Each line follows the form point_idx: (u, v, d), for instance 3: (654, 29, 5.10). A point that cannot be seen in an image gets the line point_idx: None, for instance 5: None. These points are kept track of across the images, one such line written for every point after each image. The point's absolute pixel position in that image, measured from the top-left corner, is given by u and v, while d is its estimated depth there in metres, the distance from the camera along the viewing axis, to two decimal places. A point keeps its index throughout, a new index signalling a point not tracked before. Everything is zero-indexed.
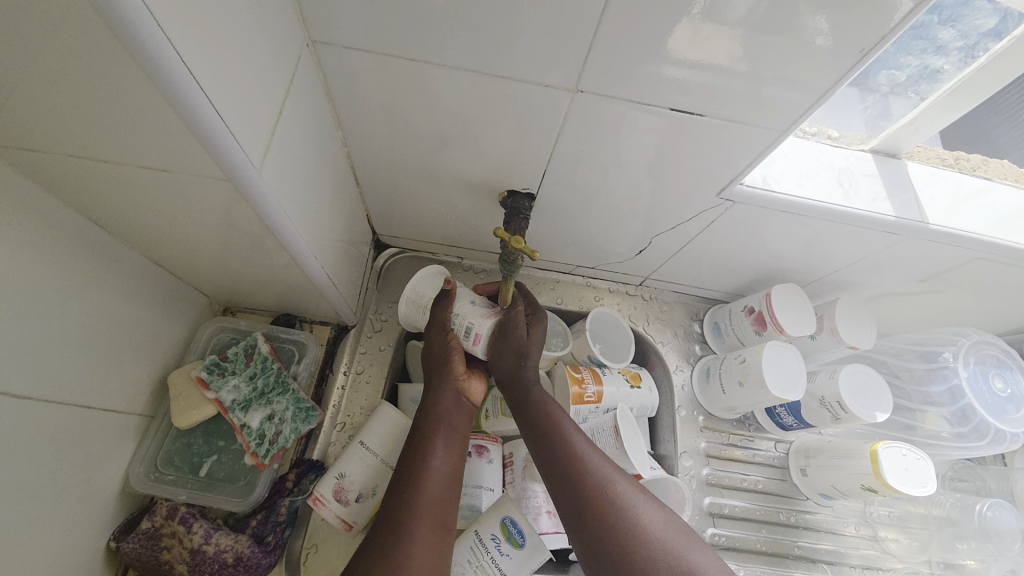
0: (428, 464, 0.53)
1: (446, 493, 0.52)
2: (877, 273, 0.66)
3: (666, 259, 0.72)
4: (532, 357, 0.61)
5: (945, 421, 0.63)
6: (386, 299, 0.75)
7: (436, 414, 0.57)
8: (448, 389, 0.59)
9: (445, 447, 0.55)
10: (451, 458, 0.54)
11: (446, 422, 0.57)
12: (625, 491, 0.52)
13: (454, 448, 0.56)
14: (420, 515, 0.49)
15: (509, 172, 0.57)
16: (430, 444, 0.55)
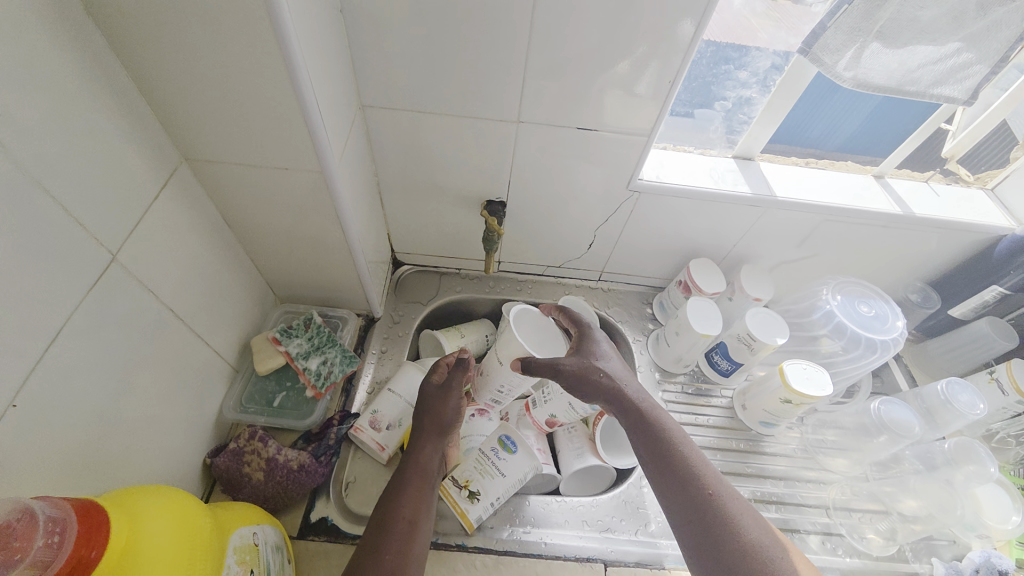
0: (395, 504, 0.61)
1: (407, 528, 0.59)
2: (764, 243, 0.91)
3: (612, 251, 0.96)
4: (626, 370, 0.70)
5: (831, 339, 0.83)
6: (403, 300, 0.99)
7: (417, 466, 0.66)
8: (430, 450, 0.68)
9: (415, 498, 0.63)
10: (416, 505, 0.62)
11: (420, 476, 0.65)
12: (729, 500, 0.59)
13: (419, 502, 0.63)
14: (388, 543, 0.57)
15: (488, 187, 0.84)
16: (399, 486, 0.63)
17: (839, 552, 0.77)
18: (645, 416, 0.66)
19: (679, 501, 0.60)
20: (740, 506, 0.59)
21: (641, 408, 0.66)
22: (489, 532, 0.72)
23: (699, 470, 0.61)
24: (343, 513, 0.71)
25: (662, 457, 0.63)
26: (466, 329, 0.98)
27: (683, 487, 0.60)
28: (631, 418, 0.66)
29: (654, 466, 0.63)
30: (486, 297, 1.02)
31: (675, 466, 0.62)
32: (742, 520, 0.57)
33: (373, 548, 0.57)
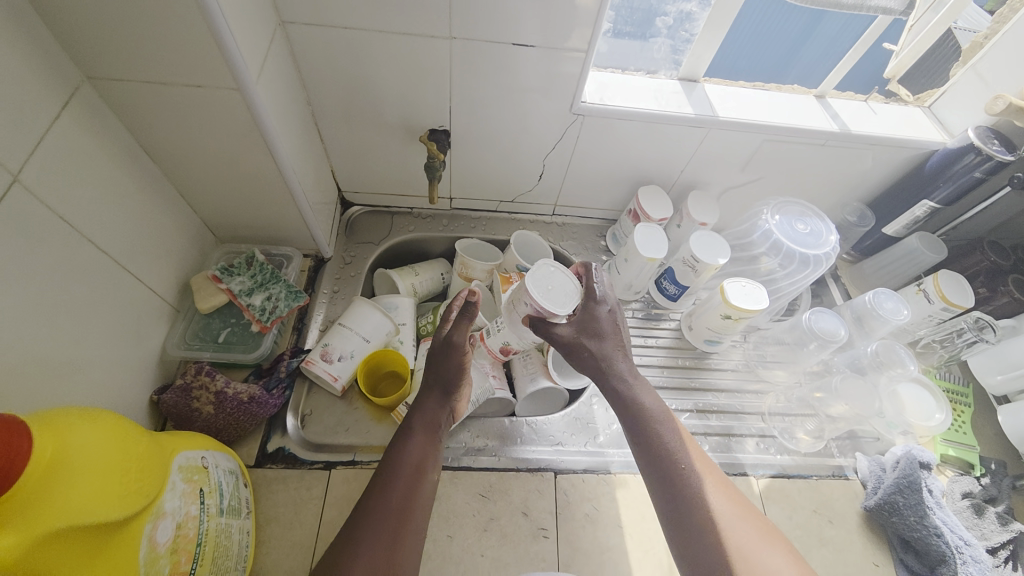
0: (402, 456, 0.62)
1: (415, 476, 0.60)
2: (710, 167, 0.92)
3: (562, 182, 0.96)
4: (622, 352, 0.69)
5: (770, 258, 0.87)
6: (354, 241, 0.98)
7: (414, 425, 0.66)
8: (429, 400, 0.69)
9: (414, 451, 0.63)
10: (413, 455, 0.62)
11: (420, 433, 0.65)
12: (717, 501, 0.58)
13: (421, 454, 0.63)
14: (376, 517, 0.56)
15: (430, 114, 0.81)
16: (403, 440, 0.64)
17: (772, 451, 0.84)
18: (659, 436, 0.62)
19: (684, 519, 0.57)
20: (735, 510, 0.57)
21: (655, 426, 0.63)
22: (445, 451, 0.75)
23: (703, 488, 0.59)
24: (301, 443, 0.73)
25: (672, 477, 0.59)
26: (420, 267, 0.98)
27: (673, 481, 0.59)
28: (650, 439, 0.62)
29: (670, 488, 0.59)
30: (440, 235, 1.02)
31: (682, 484, 0.59)
32: (719, 503, 0.57)
33: (374, 499, 0.58)
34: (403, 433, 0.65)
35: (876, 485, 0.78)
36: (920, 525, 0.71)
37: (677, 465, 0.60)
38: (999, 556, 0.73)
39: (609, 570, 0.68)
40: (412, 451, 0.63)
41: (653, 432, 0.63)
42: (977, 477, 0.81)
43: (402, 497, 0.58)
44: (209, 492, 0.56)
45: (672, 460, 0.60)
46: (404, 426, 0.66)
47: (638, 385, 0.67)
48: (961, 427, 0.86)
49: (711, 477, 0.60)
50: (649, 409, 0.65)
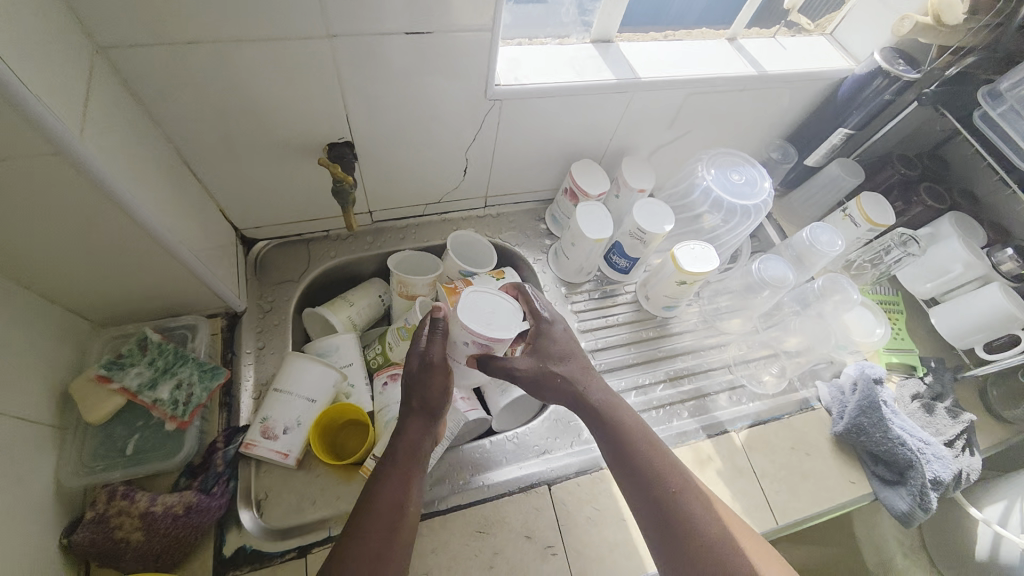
0: (381, 494, 0.56)
1: (396, 515, 0.54)
2: (638, 130, 0.88)
3: (490, 173, 0.88)
4: (599, 378, 0.67)
5: (712, 215, 0.87)
6: (269, 283, 0.84)
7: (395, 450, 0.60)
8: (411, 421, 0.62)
9: (398, 481, 0.57)
10: (398, 487, 0.56)
11: (401, 458, 0.59)
12: (709, 527, 0.56)
13: (404, 486, 0.57)
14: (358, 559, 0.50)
15: (324, 126, 0.68)
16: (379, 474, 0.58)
17: (744, 401, 0.86)
18: (648, 464, 0.59)
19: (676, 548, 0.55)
20: (723, 529, 0.56)
21: (645, 454, 0.60)
22: (430, 495, 0.69)
23: (695, 517, 0.56)
24: (263, 534, 0.64)
25: (662, 505, 0.57)
26: (354, 294, 0.88)
27: (663, 511, 0.57)
28: (637, 467, 0.59)
29: (662, 517, 0.57)
30: (367, 254, 0.91)
31: (673, 515, 0.57)
32: (713, 529, 0.56)
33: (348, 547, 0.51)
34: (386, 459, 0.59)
35: (840, 411, 0.82)
36: (886, 439, 0.77)
37: (663, 488, 0.58)
38: (958, 447, 0.82)
39: (623, 568, 0.67)
40: (388, 486, 0.56)
41: (642, 459, 0.60)
42: (920, 377, 0.89)
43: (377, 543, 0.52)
44: None
45: (662, 490, 0.58)
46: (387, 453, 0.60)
47: (621, 410, 0.64)
48: (900, 334, 0.92)
49: (704, 501, 0.58)
50: (637, 435, 0.62)
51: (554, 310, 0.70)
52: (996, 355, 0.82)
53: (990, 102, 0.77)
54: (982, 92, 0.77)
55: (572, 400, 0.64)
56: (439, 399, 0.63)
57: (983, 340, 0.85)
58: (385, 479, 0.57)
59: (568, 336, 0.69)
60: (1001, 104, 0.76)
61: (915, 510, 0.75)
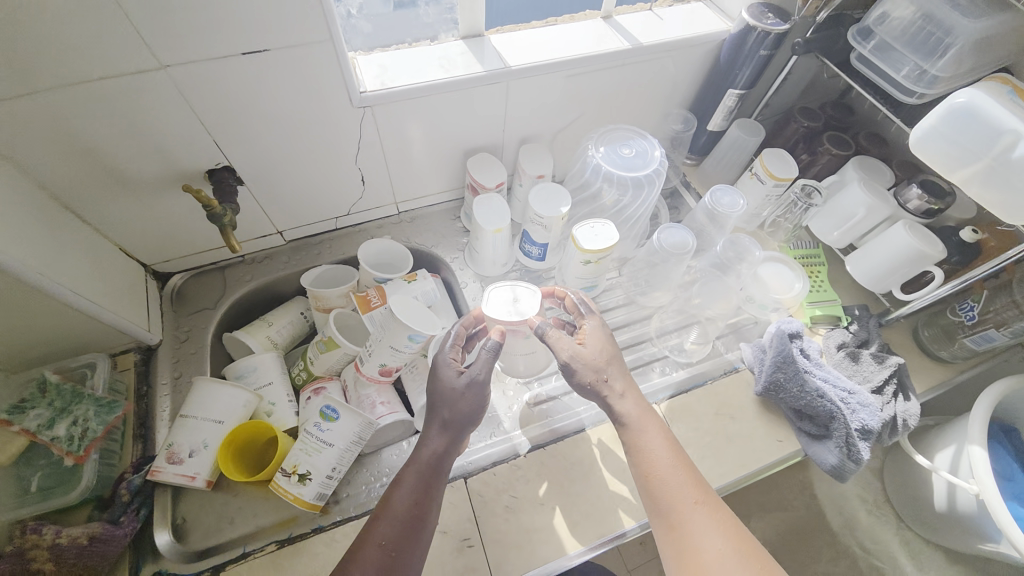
0: (393, 503, 0.61)
1: (414, 524, 0.59)
2: (529, 119, 0.89)
3: (390, 180, 0.89)
4: (634, 395, 0.69)
5: (611, 190, 0.86)
6: (186, 313, 0.86)
7: (414, 458, 0.65)
8: (430, 439, 0.66)
9: (409, 487, 0.62)
10: (406, 497, 0.61)
11: (416, 469, 0.64)
12: (716, 543, 0.59)
13: (416, 497, 0.61)
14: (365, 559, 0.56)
15: (198, 155, 0.70)
16: (405, 480, 0.62)
17: (668, 372, 0.86)
18: (666, 477, 0.63)
19: (681, 555, 0.59)
20: (723, 540, 0.59)
21: (670, 464, 0.64)
22: (346, 501, 0.70)
23: (704, 533, 0.59)
24: (179, 557, 0.65)
25: (670, 517, 0.61)
26: (273, 314, 0.89)
27: (676, 522, 0.61)
28: (660, 480, 0.63)
29: (671, 530, 0.61)
30: (284, 275, 0.93)
31: (682, 522, 0.60)
32: (719, 546, 0.58)
33: (369, 551, 0.56)
34: (402, 470, 0.64)
35: (760, 369, 0.82)
36: (805, 393, 0.76)
37: (681, 502, 0.61)
38: (887, 392, 0.81)
39: (542, 552, 0.67)
40: (408, 494, 0.61)
41: (664, 473, 0.63)
42: (846, 327, 0.88)
43: (392, 548, 0.57)
44: None
45: (676, 503, 0.61)
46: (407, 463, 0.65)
47: (649, 427, 0.67)
48: (820, 286, 0.93)
49: (718, 522, 0.60)
50: (659, 449, 0.65)
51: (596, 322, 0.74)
52: (912, 296, 0.82)
53: (860, 40, 0.77)
54: (851, 31, 0.78)
55: (597, 401, 0.70)
56: (467, 416, 0.66)
57: (900, 281, 0.84)
58: (398, 488, 0.62)
59: (592, 347, 0.70)
60: (871, 40, 0.76)
61: (843, 462, 0.75)
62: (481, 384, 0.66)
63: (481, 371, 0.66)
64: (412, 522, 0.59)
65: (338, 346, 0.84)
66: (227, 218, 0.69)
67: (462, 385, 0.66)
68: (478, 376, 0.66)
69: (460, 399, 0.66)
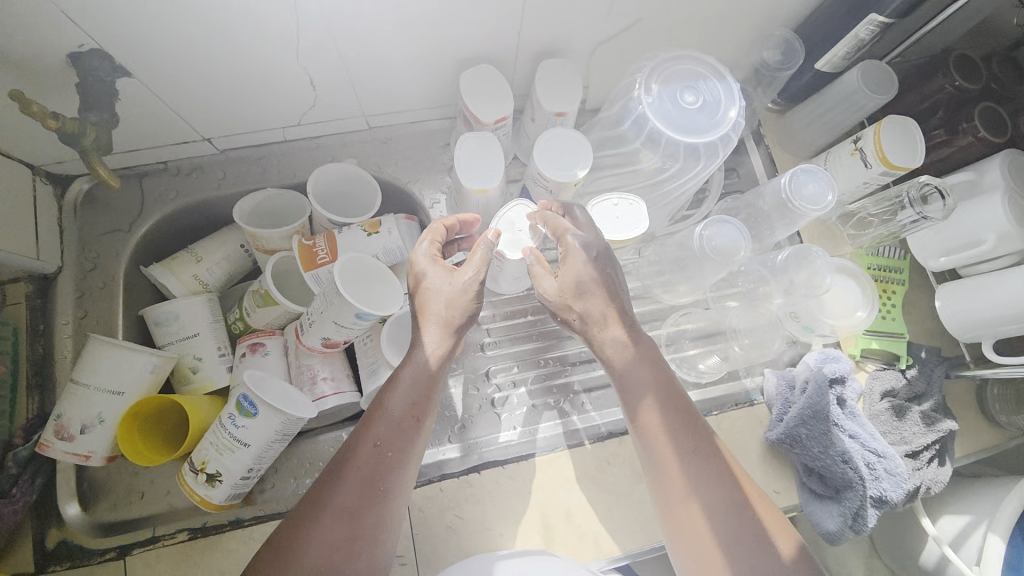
0: (384, 406, 0.53)
1: (410, 426, 0.52)
2: (557, 22, 0.60)
3: (351, 87, 0.65)
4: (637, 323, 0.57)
5: (651, 152, 0.61)
6: (94, 232, 0.69)
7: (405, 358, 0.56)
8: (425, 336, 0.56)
9: (402, 387, 0.54)
10: (399, 399, 0.53)
11: (411, 371, 0.55)
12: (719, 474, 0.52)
13: (407, 401, 0.53)
14: (356, 461, 0.50)
15: (42, 25, 0.46)
16: (401, 378, 0.54)
17: None
18: (677, 406, 0.54)
19: (689, 484, 0.52)
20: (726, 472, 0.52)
21: (675, 393, 0.55)
22: (271, 492, 0.62)
23: (714, 460, 0.52)
24: (86, 528, 0.59)
25: (678, 446, 0.53)
26: (202, 245, 0.72)
27: (683, 452, 0.52)
28: (664, 408, 0.54)
29: (673, 460, 0.53)
30: (217, 196, 0.73)
31: (687, 449, 0.53)
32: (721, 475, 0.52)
33: (361, 452, 0.50)
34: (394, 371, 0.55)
35: (781, 411, 0.67)
36: (824, 455, 0.63)
37: (692, 430, 0.53)
38: (922, 458, 0.67)
39: None
40: (405, 397, 0.53)
41: (674, 402, 0.54)
42: (903, 371, 0.71)
43: (387, 450, 0.51)
44: None
45: (682, 429, 0.53)
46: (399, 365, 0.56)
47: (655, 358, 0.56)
48: (889, 312, 0.73)
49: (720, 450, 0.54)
50: (666, 376, 0.55)
51: (580, 242, 0.55)
52: (1006, 361, 0.63)
53: None
54: None
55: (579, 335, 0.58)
56: (465, 320, 0.57)
57: (996, 337, 0.64)
58: (393, 388, 0.54)
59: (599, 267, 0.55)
60: None
61: (843, 531, 0.63)
62: (477, 287, 0.56)
63: (477, 269, 0.56)
64: (410, 423, 0.52)
65: (277, 304, 0.69)
66: (87, 138, 0.57)
67: (467, 281, 0.56)
68: (472, 279, 0.56)
69: (455, 296, 0.56)
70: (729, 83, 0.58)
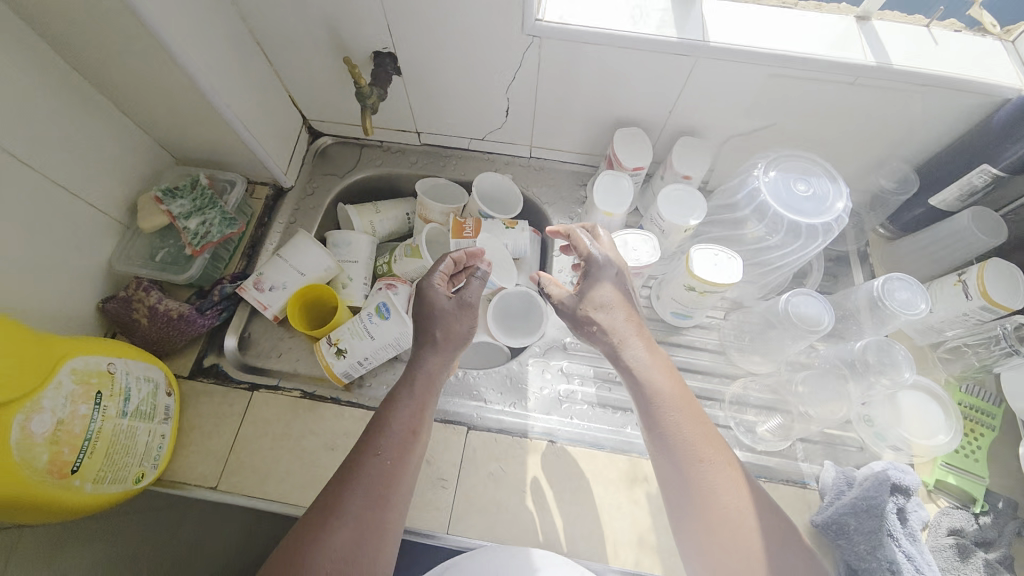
0: (390, 417, 0.59)
1: (408, 439, 0.57)
2: (703, 109, 0.76)
3: (531, 121, 0.86)
4: (639, 326, 0.63)
5: (757, 223, 0.73)
6: (320, 172, 0.96)
7: (412, 368, 0.63)
8: (430, 354, 0.63)
9: (405, 405, 0.60)
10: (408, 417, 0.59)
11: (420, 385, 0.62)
12: (732, 494, 0.53)
13: (412, 412, 0.60)
14: (362, 480, 0.54)
15: (372, 33, 0.73)
16: (402, 397, 0.60)
17: None
18: (679, 423, 0.56)
19: (699, 503, 0.53)
20: (738, 489, 0.53)
21: (676, 410, 0.56)
22: (366, 390, 0.76)
23: (723, 478, 0.54)
24: (235, 362, 0.78)
25: (686, 468, 0.54)
26: (384, 203, 0.95)
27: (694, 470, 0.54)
28: (664, 420, 0.56)
29: (681, 474, 0.54)
30: (406, 173, 0.97)
31: (697, 465, 0.54)
32: (731, 495, 0.53)
33: (368, 466, 0.55)
34: (400, 381, 0.62)
35: (833, 499, 0.68)
36: (871, 557, 0.62)
37: (695, 447, 0.55)
38: None
39: (500, 531, 0.66)
40: (406, 411, 0.59)
41: (675, 419, 0.56)
42: (976, 515, 0.68)
43: (391, 467, 0.55)
44: (111, 395, 0.59)
45: (690, 446, 0.55)
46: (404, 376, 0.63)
47: (654, 366, 0.60)
48: (973, 452, 0.71)
49: (733, 465, 0.55)
50: (670, 391, 0.58)
51: (599, 252, 0.66)
52: None
53: None
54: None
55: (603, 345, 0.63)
56: (463, 338, 0.66)
57: None
58: (393, 405, 0.60)
59: (613, 285, 0.64)
60: None
61: None
62: (472, 303, 0.66)
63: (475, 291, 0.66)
64: (411, 437, 0.58)
65: (420, 258, 0.87)
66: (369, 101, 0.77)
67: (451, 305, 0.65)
68: (464, 302, 0.66)
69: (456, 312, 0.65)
70: (842, 185, 0.69)
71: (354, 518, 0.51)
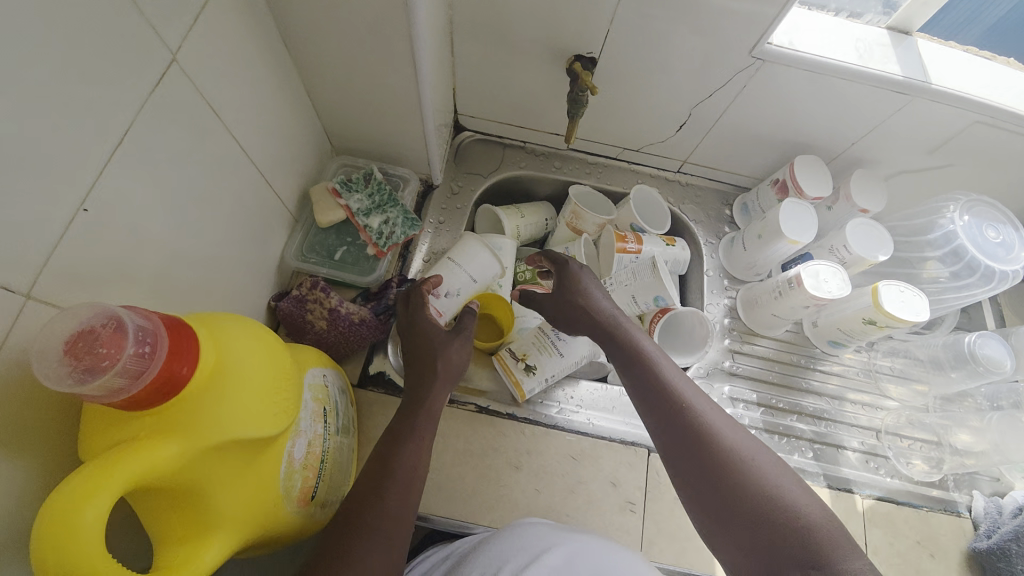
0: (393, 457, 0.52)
1: (408, 480, 0.51)
2: (888, 146, 0.77)
3: (700, 139, 0.85)
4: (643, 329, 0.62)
5: (939, 264, 0.78)
6: (462, 169, 0.92)
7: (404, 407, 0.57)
8: (441, 387, 0.59)
9: (400, 444, 0.53)
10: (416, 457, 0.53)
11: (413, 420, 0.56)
12: (786, 486, 0.47)
13: (413, 452, 0.53)
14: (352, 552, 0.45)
15: (580, 36, 0.70)
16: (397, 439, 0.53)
17: (881, 471, 0.77)
18: (693, 415, 0.53)
19: (740, 501, 0.47)
20: (777, 477, 0.48)
21: (687, 402, 0.53)
22: (538, 405, 0.74)
23: (755, 468, 0.49)
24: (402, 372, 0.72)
25: (710, 464, 0.50)
26: (529, 207, 0.91)
27: (717, 461, 0.50)
28: (673, 411, 0.53)
29: (709, 466, 0.50)
30: (549, 177, 0.94)
31: (725, 460, 0.49)
32: (767, 483, 0.48)
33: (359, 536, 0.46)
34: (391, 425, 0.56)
35: (992, 528, 0.71)
36: None
37: (718, 441, 0.51)
38: None
39: (692, 557, 0.66)
40: (414, 454, 0.53)
41: (686, 414, 0.53)
42: None
43: (391, 526, 0.48)
44: (330, 412, 0.54)
45: (708, 440, 0.51)
46: (406, 410, 0.57)
47: (663, 362, 0.58)
48: None
49: (762, 451, 0.51)
50: (680, 388, 0.55)
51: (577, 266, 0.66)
52: None
53: None
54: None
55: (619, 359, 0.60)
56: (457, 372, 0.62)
57: None
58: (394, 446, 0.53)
59: (597, 288, 0.65)
60: None
61: None
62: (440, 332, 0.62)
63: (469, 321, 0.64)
64: (407, 481, 0.51)
65: None
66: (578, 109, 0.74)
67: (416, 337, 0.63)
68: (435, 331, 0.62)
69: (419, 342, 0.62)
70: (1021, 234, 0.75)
71: (387, 517, 0.48)
